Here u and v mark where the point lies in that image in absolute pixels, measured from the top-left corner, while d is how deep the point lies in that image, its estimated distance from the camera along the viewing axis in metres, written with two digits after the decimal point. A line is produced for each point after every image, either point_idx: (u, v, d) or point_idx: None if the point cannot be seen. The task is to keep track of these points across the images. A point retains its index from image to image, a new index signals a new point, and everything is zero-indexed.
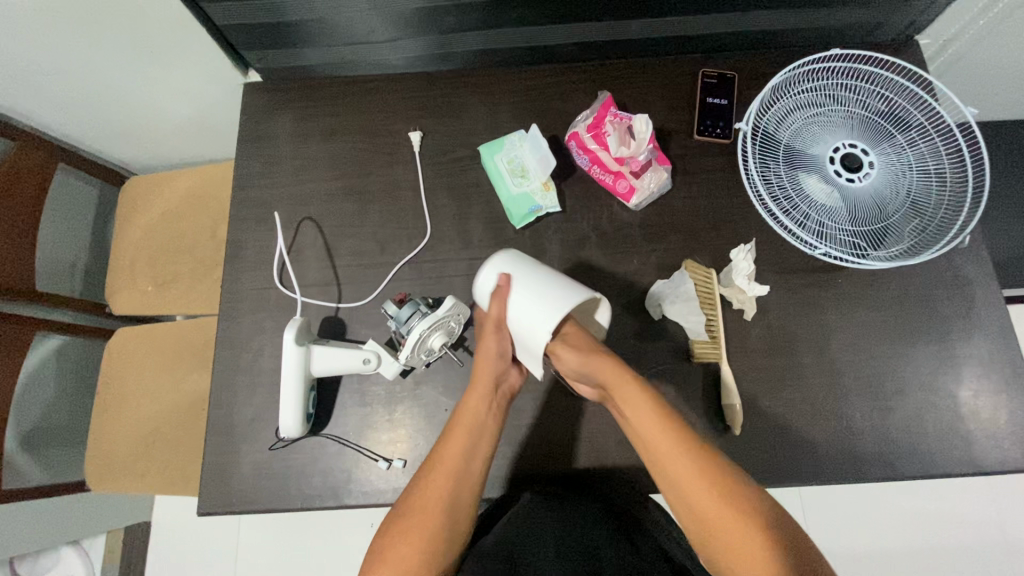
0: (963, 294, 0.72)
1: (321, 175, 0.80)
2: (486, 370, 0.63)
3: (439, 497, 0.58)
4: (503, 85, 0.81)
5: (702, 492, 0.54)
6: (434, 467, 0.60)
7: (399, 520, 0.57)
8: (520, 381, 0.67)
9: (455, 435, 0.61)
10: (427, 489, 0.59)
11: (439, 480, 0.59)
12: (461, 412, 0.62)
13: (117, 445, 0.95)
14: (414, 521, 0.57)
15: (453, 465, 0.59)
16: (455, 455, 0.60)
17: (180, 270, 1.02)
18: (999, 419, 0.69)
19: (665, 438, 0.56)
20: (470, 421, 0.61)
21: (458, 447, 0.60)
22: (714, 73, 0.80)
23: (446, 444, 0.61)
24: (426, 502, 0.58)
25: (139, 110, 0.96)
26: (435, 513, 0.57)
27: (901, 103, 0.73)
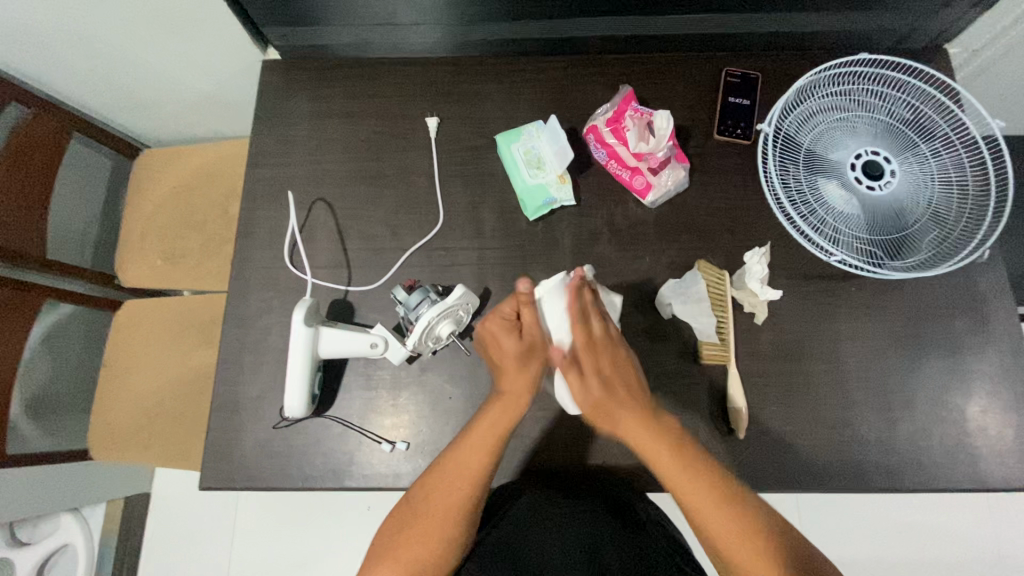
0: (978, 309, 0.72)
1: (336, 157, 0.79)
2: (515, 384, 0.63)
3: (454, 502, 0.58)
4: (524, 74, 0.81)
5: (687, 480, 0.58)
6: (448, 472, 0.59)
7: (409, 519, 0.59)
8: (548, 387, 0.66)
9: (475, 443, 0.60)
10: (441, 493, 0.59)
11: (453, 487, 0.59)
12: (484, 420, 0.61)
13: (120, 416, 0.96)
14: (428, 524, 0.58)
15: (473, 476, 0.59)
16: (472, 464, 0.59)
17: (189, 245, 1.02)
18: (1006, 437, 0.68)
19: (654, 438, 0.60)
20: (493, 430, 0.60)
21: (477, 455, 0.60)
22: (738, 72, 0.79)
23: (463, 451, 0.60)
24: (438, 506, 0.58)
25: (155, 82, 0.96)
26: (447, 518, 0.58)
27: (927, 112, 0.72)
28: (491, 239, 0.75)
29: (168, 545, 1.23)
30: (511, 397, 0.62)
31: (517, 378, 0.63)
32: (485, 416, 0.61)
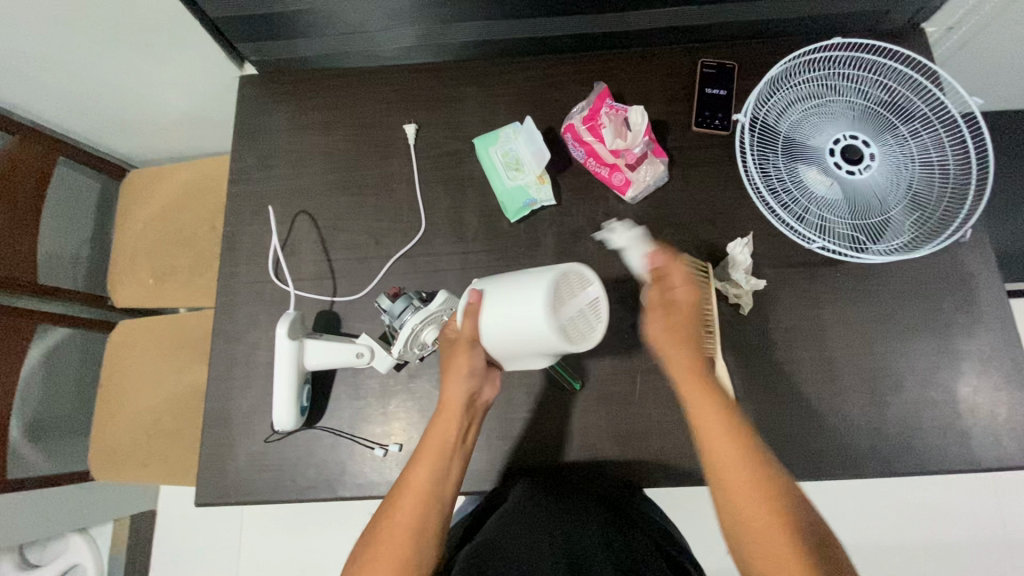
0: (965, 288, 0.71)
1: (317, 168, 0.80)
2: (454, 396, 0.62)
3: (409, 523, 0.59)
4: (500, 75, 0.81)
5: (719, 437, 0.56)
6: (404, 490, 0.61)
7: (365, 550, 0.59)
8: (494, 394, 0.65)
9: (425, 458, 0.61)
10: (395, 514, 0.60)
11: (408, 504, 0.60)
12: (431, 434, 0.62)
13: (118, 436, 0.97)
14: (385, 547, 0.58)
15: (424, 494, 0.60)
16: (423, 481, 0.61)
17: (180, 263, 1.03)
18: (998, 415, 0.68)
19: (709, 409, 0.57)
20: (440, 444, 0.62)
21: (426, 472, 0.61)
22: (713, 63, 0.78)
23: (415, 468, 0.61)
24: (394, 529, 0.59)
25: (138, 102, 0.96)
26: (404, 545, 0.58)
27: (904, 93, 0.71)
28: (474, 243, 0.76)
29: (175, 560, 1.24)
30: (449, 408, 0.62)
31: (454, 385, 0.62)
32: (430, 435, 0.62)
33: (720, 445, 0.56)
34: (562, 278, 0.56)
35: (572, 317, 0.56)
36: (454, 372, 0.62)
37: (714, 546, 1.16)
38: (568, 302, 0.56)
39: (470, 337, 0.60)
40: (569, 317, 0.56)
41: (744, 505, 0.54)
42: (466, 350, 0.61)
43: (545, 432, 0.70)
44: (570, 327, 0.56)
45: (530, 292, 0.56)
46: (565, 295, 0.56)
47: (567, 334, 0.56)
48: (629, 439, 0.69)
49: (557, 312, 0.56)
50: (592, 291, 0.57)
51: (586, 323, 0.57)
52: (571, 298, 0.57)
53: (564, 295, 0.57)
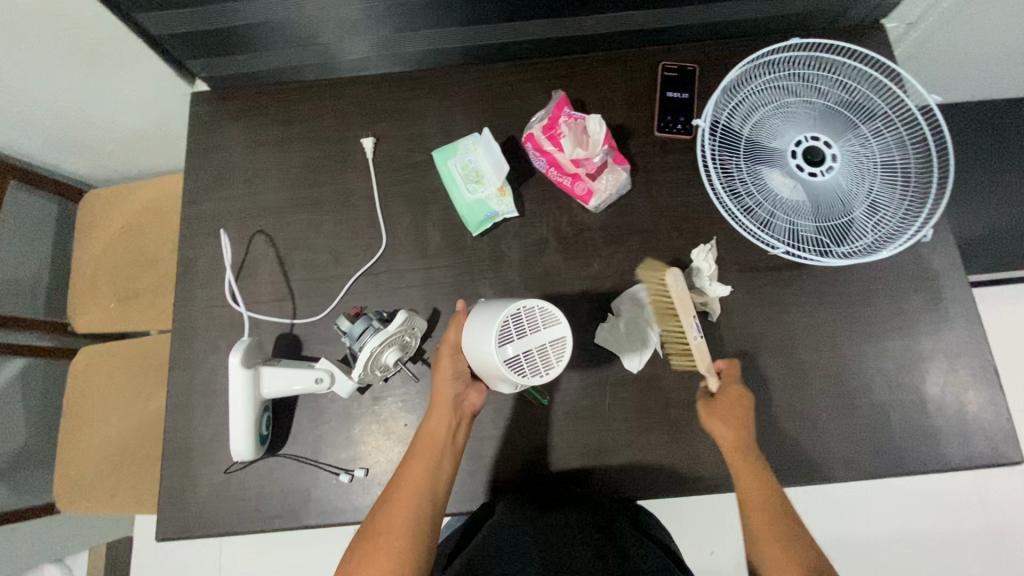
0: (930, 287, 0.71)
1: (273, 186, 0.77)
2: (444, 394, 0.63)
3: (404, 519, 0.58)
4: (459, 85, 0.79)
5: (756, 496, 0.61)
6: (399, 486, 0.60)
7: (360, 550, 0.58)
8: (481, 400, 0.64)
9: (418, 453, 0.61)
10: (389, 508, 0.59)
11: (402, 500, 0.59)
12: (423, 433, 0.62)
13: (83, 466, 0.94)
14: (380, 541, 0.57)
15: (419, 491, 0.60)
16: (418, 476, 0.60)
17: (142, 285, 1.00)
18: (967, 414, 0.68)
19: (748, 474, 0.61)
20: (430, 441, 0.61)
21: (420, 467, 0.60)
22: (674, 65, 0.77)
23: (409, 464, 0.61)
24: (390, 525, 0.58)
25: (89, 122, 0.93)
26: (399, 541, 0.57)
27: (864, 92, 0.71)
28: (436, 258, 0.74)
29: None
30: (438, 403, 0.62)
31: (442, 381, 0.63)
32: (423, 431, 0.62)
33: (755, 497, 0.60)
34: (522, 310, 0.54)
35: (529, 351, 0.53)
36: (443, 373, 0.63)
37: (697, 548, 1.16)
38: (524, 336, 0.54)
39: (453, 341, 0.63)
40: (523, 350, 0.53)
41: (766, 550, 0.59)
42: (448, 354, 0.63)
43: (514, 449, 0.69)
44: (524, 361, 0.53)
45: (489, 320, 0.55)
46: (523, 328, 0.54)
47: (518, 366, 0.53)
48: (598, 452, 0.68)
49: (511, 343, 0.54)
50: (556, 329, 0.54)
51: (545, 358, 0.54)
52: (529, 332, 0.54)
53: (524, 328, 0.54)
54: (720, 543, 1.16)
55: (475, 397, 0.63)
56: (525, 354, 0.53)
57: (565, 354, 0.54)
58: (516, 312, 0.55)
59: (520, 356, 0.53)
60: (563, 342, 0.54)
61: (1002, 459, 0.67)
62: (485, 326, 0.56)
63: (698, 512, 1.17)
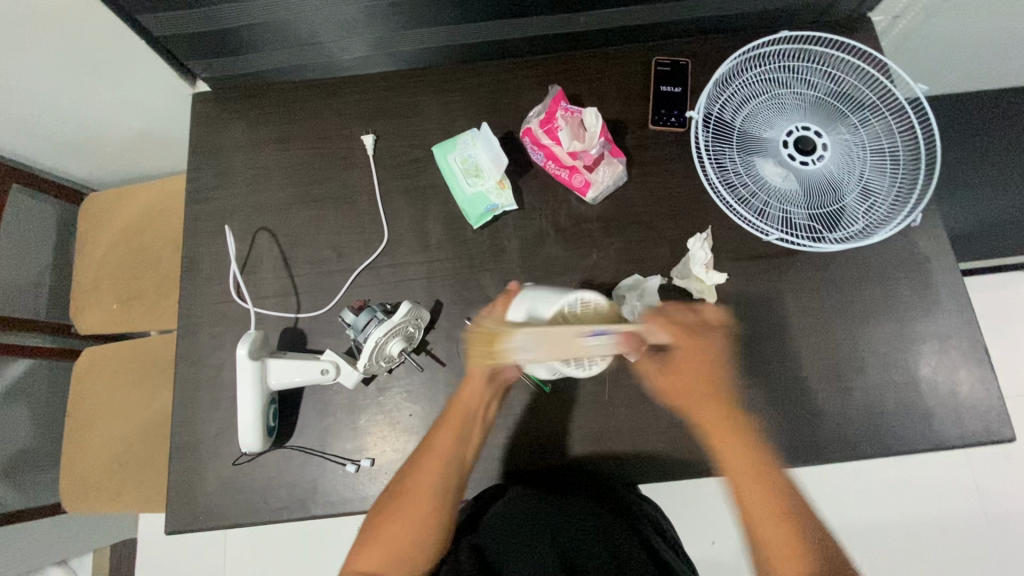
0: (920, 271, 0.73)
1: (275, 184, 0.79)
2: (481, 366, 0.65)
3: (434, 484, 0.61)
4: (457, 82, 0.80)
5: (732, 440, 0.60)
6: (429, 452, 0.63)
7: (389, 507, 0.61)
8: (515, 375, 0.67)
9: (450, 422, 0.63)
10: (420, 472, 0.62)
11: (432, 466, 0.62)
12: (457, 403, 0.64)
13: (89, 466, 0.95)
14: (410, 502, 0.60)
15: (448, 458, 0.63)
16: (447, 444, 0.63)
17: (144, 286, 1.01)
18: (959, 394, 0.70)
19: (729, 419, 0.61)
20: (463, 410, 0.64)
21: (450, 435, 0.63)
22: (667, 60, 0.79)
23: (440, 432, 0.63)
24: (420, 488, 0.61)
25: (90, 124, 0.94)
26: (428, 503, 0.60)
27: (852, 82, 0.73)
28: (437, 251, 0.75)
29: None
30: (474, 375, 0.64)
31: (480, 352, 0.65)
32: (457, 401, 0.64)
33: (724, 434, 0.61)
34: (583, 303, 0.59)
35: (581, 344, 0.57)
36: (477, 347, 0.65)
37: (699, 537, 1.17)
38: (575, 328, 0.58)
39: (497, 315, 0.65)
40: (578, 341, 0.57)
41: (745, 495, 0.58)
42: (489, 334, 0.64)
43: (517, 437, 0.70)
44: (577, 351, 0.58)
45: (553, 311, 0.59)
46: (576, 321, 0.58)
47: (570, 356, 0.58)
48: (601, 438, 0.70)
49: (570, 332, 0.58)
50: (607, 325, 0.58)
51: (591, 352, 0.58)
52: (581, 324, 0.58)
53: (581, 320, 0.59)
54: (721, 533, 1.17)
55: (512, 370, 0.66)
56: (577, 346, 0.57)
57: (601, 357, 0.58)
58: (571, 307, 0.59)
59: (573, 347, 0.58)
60: (606, 341, 0.57)
61: (994, 436, 0.69)
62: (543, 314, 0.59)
63: (699, 501, 1.18)
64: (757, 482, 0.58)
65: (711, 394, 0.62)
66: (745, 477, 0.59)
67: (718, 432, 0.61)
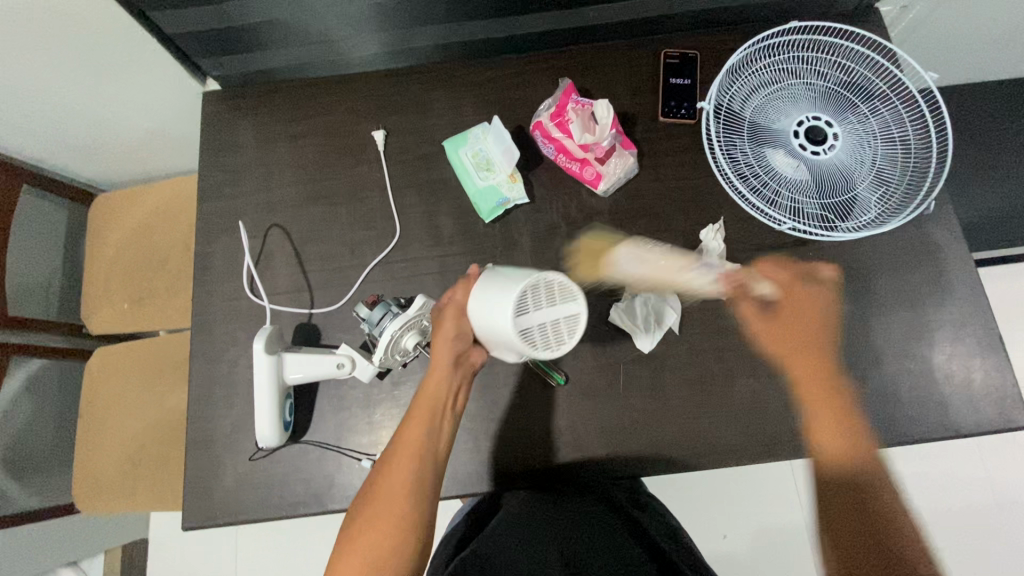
0: (933, 259, 0.73)
1: (287, 180, 0.79)
2: (442, 354, 0.62)
3: (402, 481, 0.58)
4: (467, 77, 0.81)
5: (823, 390, 0.67)
6: (397, 449, 0.60)
7: (361, 511, 0.58)
8: (483, 357, 0.65)
9: (416, 416, 0.61)
10: (390, 469, 0.59)
11: (401, 462, 0.59)
12: (421, 395, 0.62)
13: (102, 465, 0.95)
14: (381, 502, 0.58)
15: (416, 452, 0.60)
16: (416, 438, 0.60)
17: (154, 285, 1.01)
18: (974, 381, 0.69)
19: (818, 376, 0.68)
20: (432, 401, 0.61)
21: (417, 430, 0.60)
22: (676, 52, 0.79)
23: (407, 426, 0.61)
24: (388, 489, 0.58)
25: (100, 125, 0.95)
26: (399, 499, 0.58)
27: (862, 72, 0.73)
28: (450, 245, 0.75)
29: None
30: (438, 359, 0.62)
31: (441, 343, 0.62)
32: (420, 394, 0.62)
33: (826, 399, 0.67)
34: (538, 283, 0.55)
35: (542, 324, 0.54)
36: (442, 336, 0.62)
37: (711, 532, 1.17)
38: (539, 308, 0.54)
39: (457, 306, 0.63)
40: (537, 321, 0.54)
41: (836, 445, 0.64)
42: (452, 316, 0.63)
43: (532, 430, 0.70)
44: (537, 332, 0.54)
45: (512, 289, 0.55)
46: (541, 299, 0.54)
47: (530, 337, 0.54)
48: (615, 430, 0.70)
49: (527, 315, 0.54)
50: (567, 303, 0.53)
51: (557, 332, 0.54)
52: (545, 303, 0.54)
53: (539, 301, 0.54)
54: (733, 526, 1.17)
55: (477, 353, 0.64)
56: (539, 325, 0.54)
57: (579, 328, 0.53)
58: (535, 283, 0.55)
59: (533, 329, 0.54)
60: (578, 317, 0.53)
61: (1011, 424, 0.69)
62: (501, 296, 0.56)
63: (711, 495, 1.18)
64: (825, 405, 0.67)
65: (806, 347, 0.69)
66: (825, 425, 0.66)
67: (807, 370, 0.68)
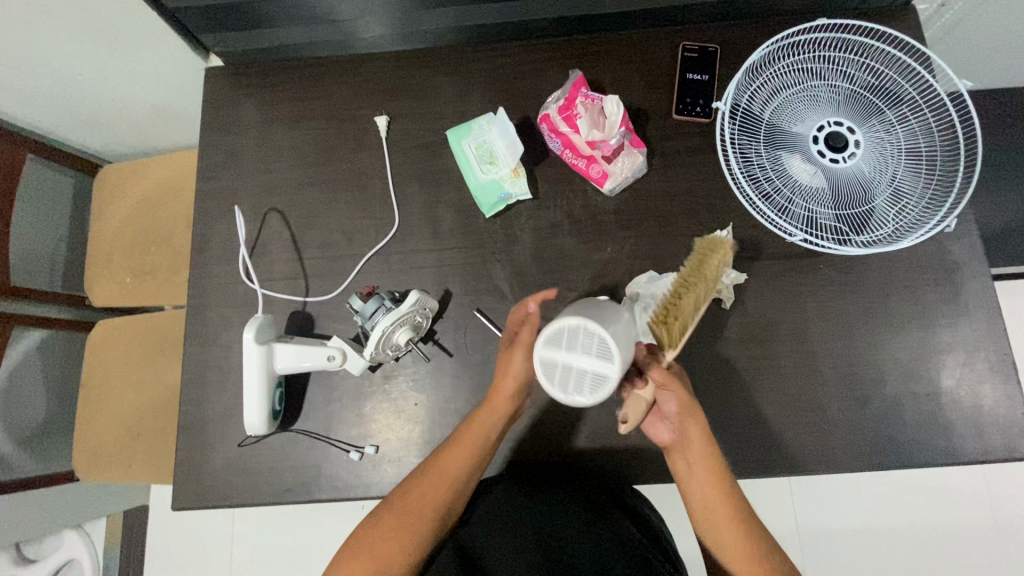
0: (951, 278, 0.69)
1: (286, 164, 0.77)
2: (506, 390, 0.61)
3: (434, 504, 0.59)
4: (475, 64, 0.78)
5: (702, 463, 0.60)
6: (434, 472, 0.60)
7: (380, 524, 0.58)
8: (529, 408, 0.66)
9: (463, 445, 0.61)
10: (434, 473, 0.60)
11: (436, 487, 0.60)
12: (472, 427, 0.61)
13: (102, 436, 0.97)
14: (416, 502, 0.59)
15: (456, 481, 0.60)
16: (457, 468, 0.60)
17: (157, 262, 1.01)
18: (982, 408, 0.67)
19: (699, 451, 0.60)
20: (478, 440, 0.61)
21: (462, 460, 0.60)
22: (695, 46, 0.75)
23: (451, 452, 0.61)
24: (416, 509, 0.58)
25: (102, 97, 0.94)
26: (423, 519, 0.59)
27: (891, 75, 0.69)
28: (448, 239, 0.74)
29: (168, 553, 1.25)
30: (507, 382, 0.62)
31: (516, 372, 0.62)
32: (471, 426, 0.62)
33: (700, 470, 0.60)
34: (595, 330, 0.51)
35: (571, 366, 0.51)
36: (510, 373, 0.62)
37: None
38: (575, 348, 0.51)
39: (525, 343, 0.61)
40: (566, 363, 0.51)
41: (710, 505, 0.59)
42: (522, 354, 0.61)
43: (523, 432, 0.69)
44: (560, 371, 0.51)
45: (570, 317, 0.52)
46: (581, 342, 0.51)
47: (550, 372, 0.51)
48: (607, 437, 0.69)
49: (567, 350, 0.51)
50: (606, 368, 0.50)
51: (577, 386, 0.51)
52: (584, 348, 0.51)
53: (583, 343, 0.51)
54: None
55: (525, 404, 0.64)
56: (564, 367, 0.51)
57: (603, 393, 0.50)
58: (591, 326, 0.51)
59: (553, 366, 0.51)
60: (608, 382, 0.50)
61: (1016, 454, 0.66)
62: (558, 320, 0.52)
63: None
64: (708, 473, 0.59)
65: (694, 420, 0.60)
66: (699, 482, 0.60)
67: (696, 450, 0.60)
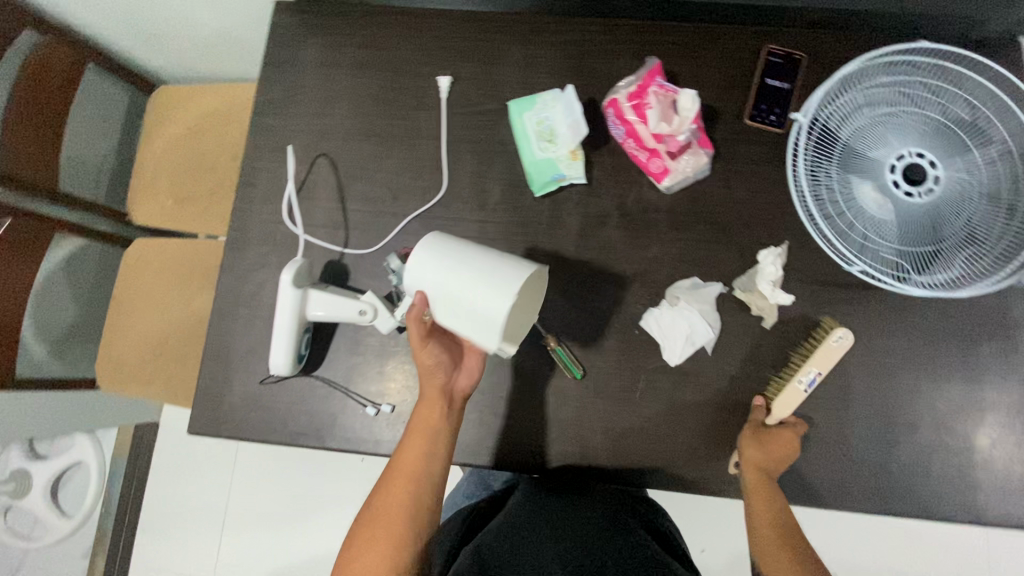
0: (1006, 335, 0.67)
1: (343, 111, 0.76)
2: (433, 381, 0.64)
3: (403, 501, 0.62)
4: (548, 36, 0.75)
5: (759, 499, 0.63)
6: (395, 471, 0.63)
7: (362, 530, 0.62)
8: (472, 382, 0.66)
9: (414, 438, 0.63)
10: (387, 501, 0.63)
11: (400, 484, 0.63)
12: (417, 417, 0.64)
13: (126, 350, 0.99)
14: (377, 535, 0.61)
15: (415, 473, 0.63)
16: (414, 460, 0.63)
17: (199, 189, 1.02)
18: (1013, 473, 0.65)
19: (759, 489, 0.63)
20: (425, 427, 0.63)
21: (415, 452, 0.63)
22: (781, 51, 0.72)
23: (407, 447, 0.63)
24: (388, 510, 0.62)
25: (168, 16, 0.93)
26: (398, 517, 0.62)
27: (987, 114, 0.64)
28: (494, 213, 0.72)
29: (172, 471, 1.29)
30: (427, 402, 0.63)
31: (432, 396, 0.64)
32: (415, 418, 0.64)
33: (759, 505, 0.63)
34: None
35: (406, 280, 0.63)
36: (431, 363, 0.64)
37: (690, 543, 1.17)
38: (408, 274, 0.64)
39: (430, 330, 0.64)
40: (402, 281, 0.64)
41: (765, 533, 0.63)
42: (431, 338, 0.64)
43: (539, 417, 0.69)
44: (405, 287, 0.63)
45: None
46: None
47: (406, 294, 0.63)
48: (623, 437, 0.68)
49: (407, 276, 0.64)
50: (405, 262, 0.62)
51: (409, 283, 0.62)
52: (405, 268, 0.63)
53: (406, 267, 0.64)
54: (711, 542, 1.17)
55: (462, 383, 0.65)
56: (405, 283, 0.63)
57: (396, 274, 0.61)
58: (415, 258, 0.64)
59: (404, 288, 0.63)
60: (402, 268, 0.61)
61: None
62: None
63: (698, 509, 1.18)
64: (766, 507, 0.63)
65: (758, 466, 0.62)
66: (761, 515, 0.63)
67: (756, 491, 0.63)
